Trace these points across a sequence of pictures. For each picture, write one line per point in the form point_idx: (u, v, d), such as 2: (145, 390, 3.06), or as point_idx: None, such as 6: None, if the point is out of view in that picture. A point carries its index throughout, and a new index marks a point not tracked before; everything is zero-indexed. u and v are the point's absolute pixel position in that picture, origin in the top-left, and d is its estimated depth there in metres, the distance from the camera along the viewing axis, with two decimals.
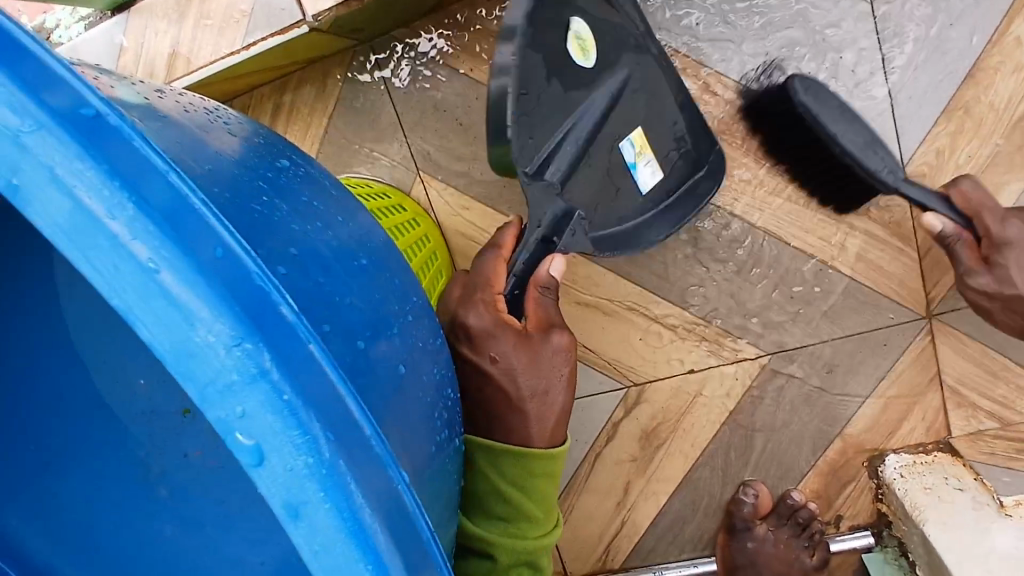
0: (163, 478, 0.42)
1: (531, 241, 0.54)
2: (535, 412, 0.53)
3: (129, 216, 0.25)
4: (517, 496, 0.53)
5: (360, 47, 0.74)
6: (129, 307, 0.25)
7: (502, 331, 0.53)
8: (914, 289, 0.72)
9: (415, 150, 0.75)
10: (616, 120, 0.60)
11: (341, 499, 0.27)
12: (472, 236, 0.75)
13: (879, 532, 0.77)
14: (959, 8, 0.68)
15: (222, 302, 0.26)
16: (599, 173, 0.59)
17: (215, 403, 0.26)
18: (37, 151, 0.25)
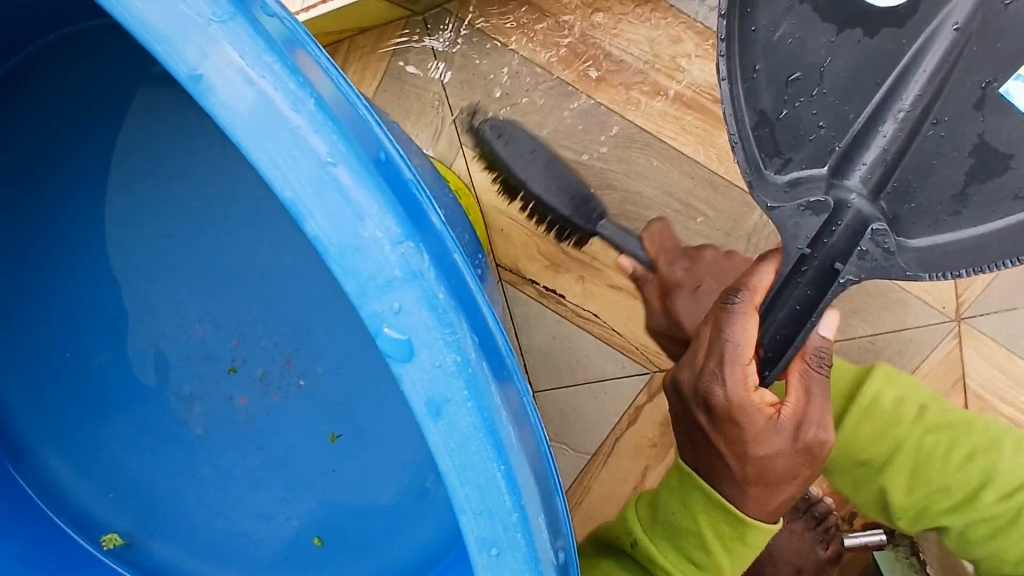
0: (202, 419, 0.55)
1: (809, 270, 0.48)
2: (758, 494, 0.48)
3: (308, 107, 0.28)
4: (719, 551, 0.50)
5: (413, 19, 0.75)
6: (298, 195, 0.28)
7: (755, 418, 0.46)
8: (943, 292, 0.72)
9: (459, 123, 0.75)
10: (987, 52, 0.47)
11: (480, 399, 0.29)
12: (511, 214, 0.77)
13: (891, 531, 0.79)
14: None
15: (386, 198, 0.29)
16: (946, 158, 0.48)
17: (374, 297, 0.28)
18: (224, 39, 0.27)
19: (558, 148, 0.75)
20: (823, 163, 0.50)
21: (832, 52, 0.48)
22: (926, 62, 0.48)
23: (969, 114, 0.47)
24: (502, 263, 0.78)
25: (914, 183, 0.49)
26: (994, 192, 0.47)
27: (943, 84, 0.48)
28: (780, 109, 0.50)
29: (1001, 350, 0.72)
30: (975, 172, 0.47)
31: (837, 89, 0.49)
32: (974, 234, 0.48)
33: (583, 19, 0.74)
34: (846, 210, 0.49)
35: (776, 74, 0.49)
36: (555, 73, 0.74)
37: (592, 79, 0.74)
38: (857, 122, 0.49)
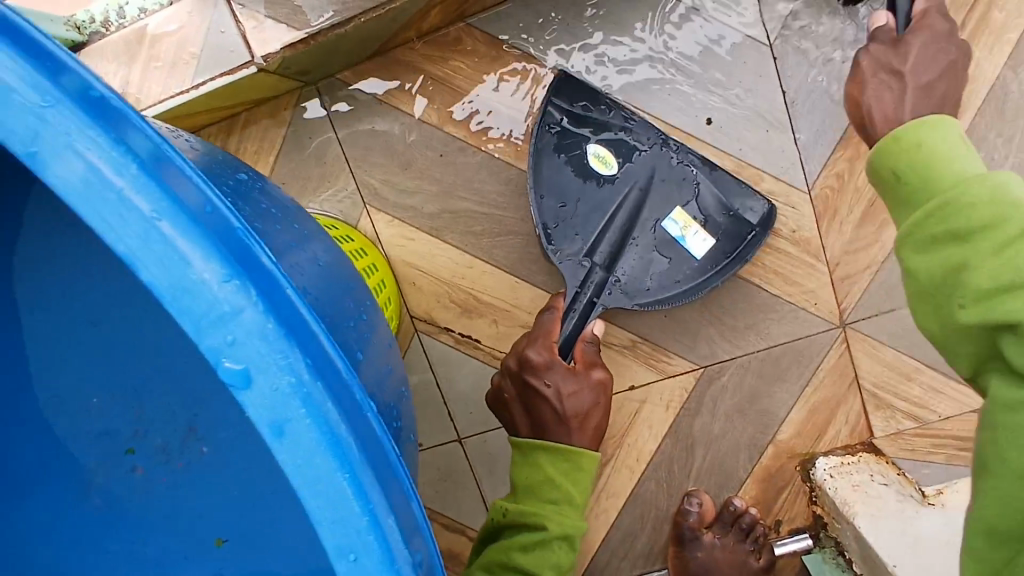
0: (99, 490, 0.52)
1: (579, 305, 0.70)
2: (578, 425, 0.68)
3: (135, 177, 0.32)
4: (567, 484, 0.66)
5: (307, 89, 0.78)
6: (134, 250, 0.31)
7: (555, 368, 0.68)
8: (828, 302, 0.77)
9: (362, 186, 0.78)
10: (653, 203, 0.71)
11: (319, 414, 0.33)
12: (420, 267, 0.79)
13: (816, 534, 0.82)
14: (850, 44, 0.74)
15: (210, 246, 0.32)
16: (647, 248, 0.71)
17: (208, 331, 0.32)
18: (61, 127, 0.31)
19: (458, 201, 0.78)
20: (580, 245, 0.71)
21: (560, 164, 0.72)
22: (625, 195, 0.72)
23: (651, 230, 0.71)
24: (416, 315, 0.80)
25: (629, 270, 0.71)
26: (667, 276, 0.71)
27: (617, 182, 0.72)
28: (563, 211, 0.72)
29: (887, 350, 0.78)
30: (657, 266, 0.71)
31: (586, 201, 0.72)
32: (671, 294, 0.71)
33: (466, 77, 0.76)
34: (594, 274, 0.71)
35: (551, 182, 0.71)
36: (447, 131, 0.77)
37: (481, 131, 0.77)
38: (617, 223, 0.71)
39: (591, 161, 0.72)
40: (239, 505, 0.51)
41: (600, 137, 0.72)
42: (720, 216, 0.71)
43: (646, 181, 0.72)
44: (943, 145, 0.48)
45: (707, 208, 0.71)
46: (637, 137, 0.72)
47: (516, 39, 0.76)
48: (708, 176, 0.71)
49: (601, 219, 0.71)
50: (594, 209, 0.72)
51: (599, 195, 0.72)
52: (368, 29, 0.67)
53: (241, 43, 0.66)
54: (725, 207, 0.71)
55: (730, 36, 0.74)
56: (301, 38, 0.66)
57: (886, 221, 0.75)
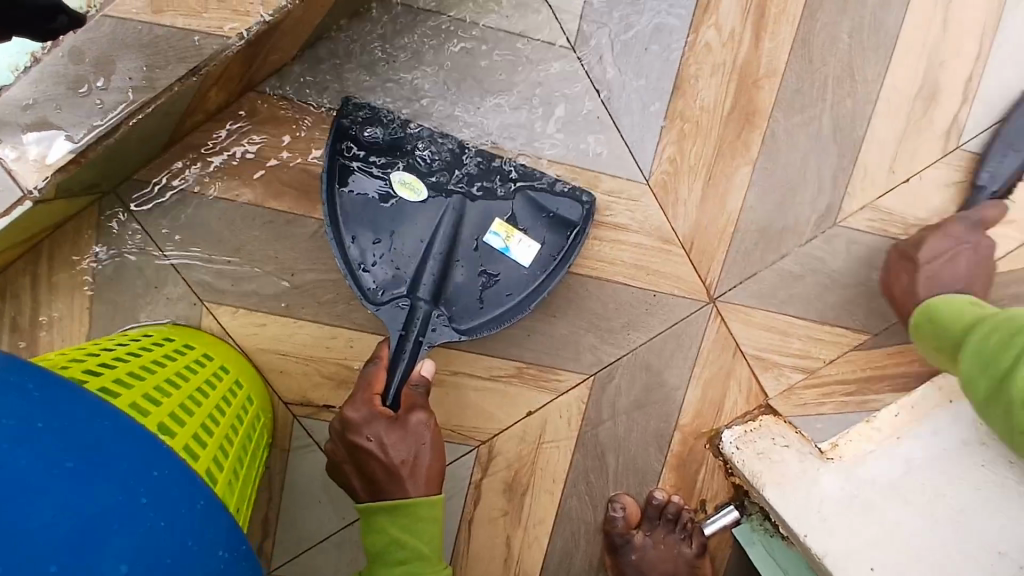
0: None
1: (405, 347, 0.65)
2: (409, 475, 0.62)
3: None
4: (413, 539, 0.61)
5: (107, 197, 0.72)
6: None
7: (376, 421, 0.63)
8: (694, 283, 0.77)
9: (194, 283, 0.73)
10: (469, 221, 0.68)
11: None
12: (281, 349, 0.75)
13: (741, 503, 0.83)
14: (648, 30, 0.73)
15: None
16: (470, 269, 0.68)
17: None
18: None
19: (300, 274, 0.74)
20: (401, 282, 0.67)
21: (362, 199, 0.67)
22: (437, 220, 0.68)
23: (472, 251, 0.68)
24: (290, 400, 0.76)
25: (455, 297, 0.68)
26: (497, 292, 0.68)
27: (425, 208, 0.68)
28: (375, 252, 0.67)
29: (760, 314, 0.78)
30: (485, 285, 0.68)
31: (399, 232, 0.67)
32: (503, 311, 0.68)
33: (273, 146, 0.72)
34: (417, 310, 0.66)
35: (359, 219, 0.67)
36: (268, 206, 0.72)
37: (303, 198, 0.73)
38: (435, 251, 0.68)
39: (394, 187, 0.68)
40: None
41: (404, 163, 0.68)
42: (540, 219, 0.69)
43: (454, 202, 0.68)
44: (956, 314, 0.66)
45: (525, 215, 0.69)
46: (441, 157, 0.69)
47: (314, 96, 0.72)
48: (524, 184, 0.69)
49: (416, 251, 0.67)
50: (407, 241, 0.68)
51: (410, 223, 0.68)
52: (138, 127, 0.62)
53: (9, 179, 0.59)
54: (543, 211, 0.69)
55: (533, 46, 0.72)
56: (70, 158, 0.60)
57: (727, 192, 0.76)
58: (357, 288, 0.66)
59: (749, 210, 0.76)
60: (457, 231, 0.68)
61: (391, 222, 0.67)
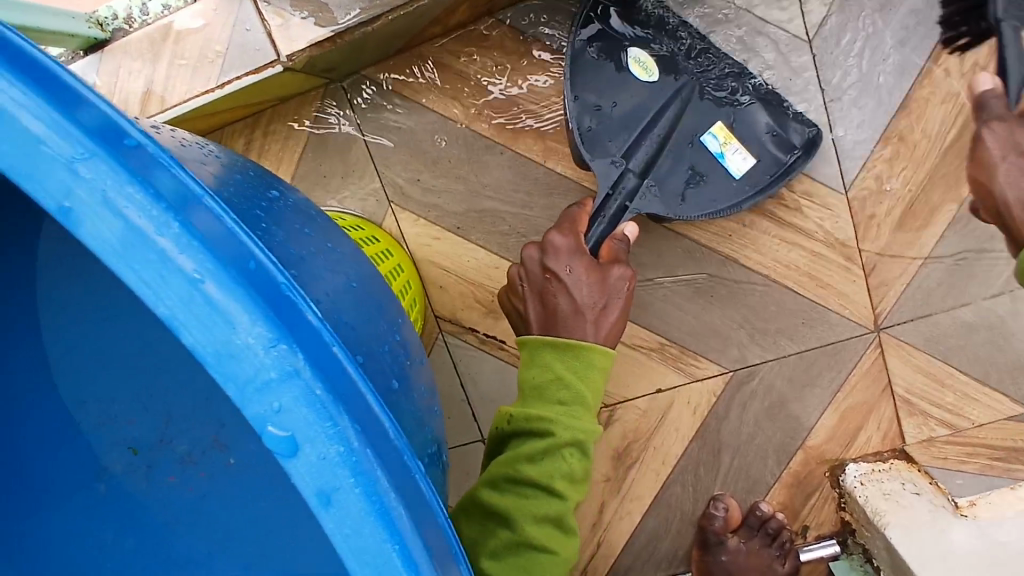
0: (108, 478, 0.50)
1: (609, 208, 0.66)
2: (593, 320, 0.61)
3: (175, 234, 0.30)
4: (578, 383, 0.59)
5: (333, 86, 0.76)
6: (174, 315, 0.29)
7: (576, 256, 0.63)
8: (863, 307, 0.76)
9: (387, 183, 0.77)
10: (692, 116, 0.69)
11: (368, 482, 0.30)
12: (445, 266, 0.78)
13: (844, 540, 0.81)
14: (891, 42, 0.73)
15: (250, 303, 0.30)
16: (682, 160, 0.69)
17: (253, 400, 0.30)
18: (91, 180, 0.29)
19: (484, 199, 0.77)
20: (616, 150, 0.68)
21: (600, 63, 0.69)
22: (664, 108, 0.69)
23: (687, 146, 0.69)
24: (441, 315, 0.78)
25: (662, 179, 0.69)
26: (701, 191, 0.69)
27: (654, 90, 0.69)
28: (598, 116, 0.69)
29: (921, 355, 0.76)
30: (691, 181, 0.69)
31: (622, 105, 0.69)
32: (701, 209, 0.68)
33: (495, 74, 0.75)
34: (625, 177, 0.67)
35: (592, 83, 0.69)
36: (474, 129, 0.76)
37: (509, 128, 0.75)
38: (655, 130, 0.69)
39: (631, 60, 0.69)
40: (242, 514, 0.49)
41: (643, 42, 0.70)
42: (762, 135, 0.69)
43: (684, 94, 0.69)
44: None
45: (747, 127, 0.69)
46: (681, 47, 0.70)
47: (546, 34, 0.75)
48: (755, 99, 0.70)
49: (636, 124, 0.69)
50: (631, 115, 0.69)
51: (637, 97, 0.69)
52: (393, 27, 0.66)
53: (267, 41, 0.65)
54: (770, 127, 0.70)
55: (771, 33, 0.73)
56: (328, 36, 0.64)
57: (923, 226, 0.74)
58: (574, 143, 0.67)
59: (942, 248, 0.74)
60: (681, 122, 0.69)
61: (621, 91, 0.69)
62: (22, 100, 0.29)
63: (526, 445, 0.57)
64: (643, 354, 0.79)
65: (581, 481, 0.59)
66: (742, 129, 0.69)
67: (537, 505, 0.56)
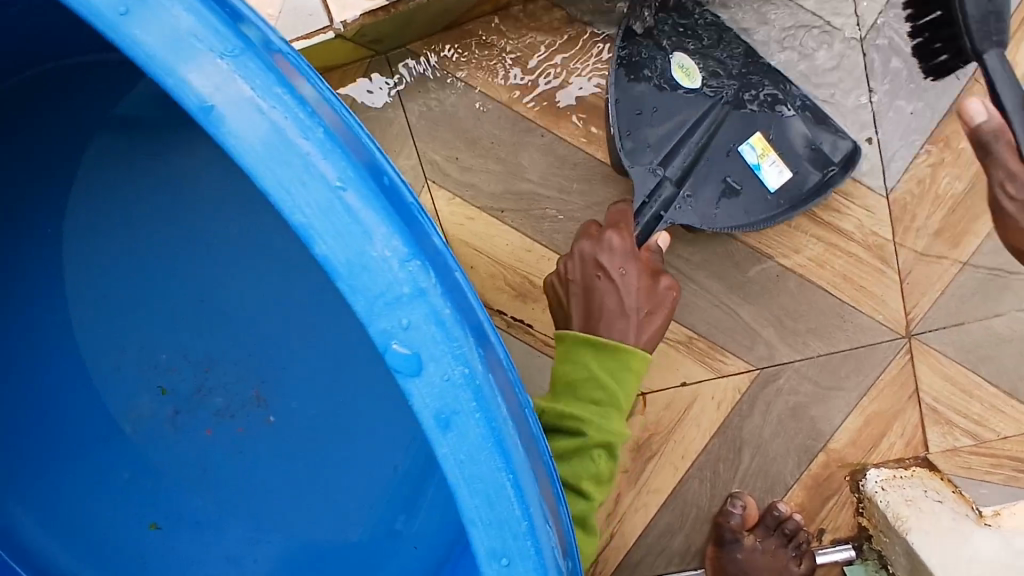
0: (136, 423, 0.57)
1: (644, 215, 0.67)
2: (637, 324, 0.60)
3: (319, 141, 0.33)
4: (613, 383, 0.57)
5: (377, 58, 0.76)
6: (315, 223, 0.32)
7: (630, 260, 0.61)
8: (895, 312, 0.75)
9: (424, 160, 0.77)
10: (731, 126, 0.70)
11: (486, 409, 0.34)
12: (478, 247, 0.77)
13: (859, 546, 0.81)
14: None
15: (388, 219, 0.33)
16: (717, 172, 0.70)
17: (382, 313, 0.33)
18: (241, 80, 0.32)
19: (521, 182, 0.76)
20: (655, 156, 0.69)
21: (650, 66, 0.70)
22: (707, 117, 0.70)
23: (725, 158, 0.70)
24: None
25: (697, 190, 0.69)
26: (734, 204, 0.70)
27: (692, 100, 0.70)
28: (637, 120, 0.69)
29: (951, 363, 0.76)
30: (725, 194, 0.70)
31: (662, 113, 0.70)
32: (734, 223, 0.69)
33: (542, 56, 0.75)
34: (661, 187, 0.68)
35: (631, 87, 0.70)
36: (517, 110, 0.75)
37: (552, 111, 0.75)
38: (699, 140, 0.70)
39: (675, 66, 0.70)
40: (265, 470, 0.57)
41: (687, 50, 0.71)
42: (802, 144, 0.70)
43: (723, 101, 0.70)
44: None
45: (783, 140, 0.70)
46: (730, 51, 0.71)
47: (595, 19, 0.74)
48: (799, 111, 0.70)
49: (681, 131, 0.70)
50: (671, 121, 0.70)
51: (677, 105, 0.70)
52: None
53: (320, 7, 0.65)
54: (810, 138, 0.70)
55: (822, 30, 0.73)
56: (383, 5, 0.64)
57: (962, 233, 0.74)
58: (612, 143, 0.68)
59: (978, 257, 0.74)
60: (719, 132, 0.70)
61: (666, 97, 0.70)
62: (182, 5, 0.32)
63: (562, 440, 0.58)
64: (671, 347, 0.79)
65: (607, 482, 0.58)
66: (781, 141, 0.70)
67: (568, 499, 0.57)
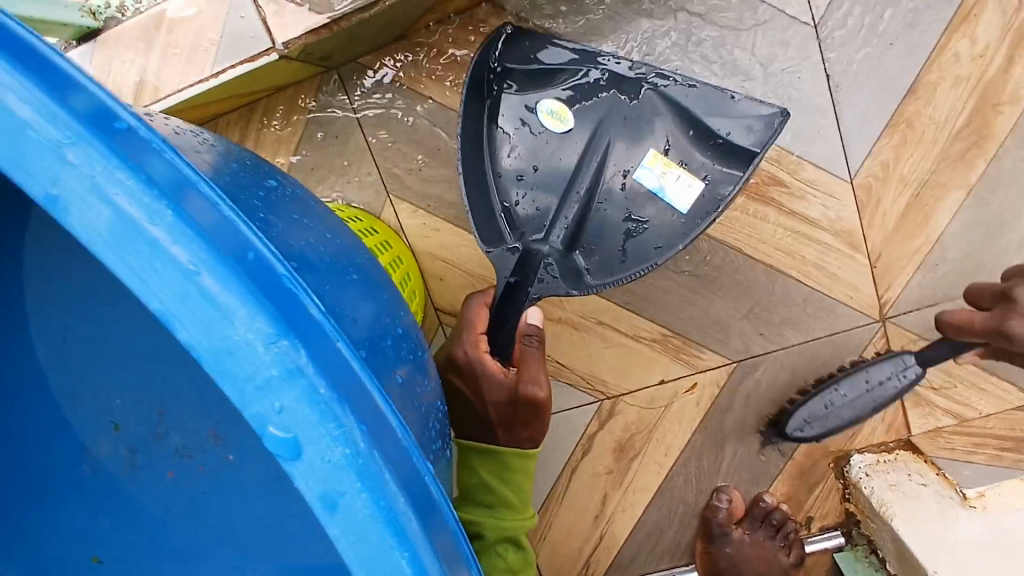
0: (95, 461, 0.48)
1: (516, 295, 0.61)
2: (505, 431, 0.64)
3: (166, 222, 0.29)
4: (500, 488, 0.63)
5: (329, 73, 0.75)
6: (169, 308, 0.29)
7: (478, 371, 0.63)
8: (868, 296, 0.75)
9: (385, 174, 0.76)
10: (614, 159, 0.63)
11: (376, 489, 0.30)
12: (445, 258, 0.77)
13: (848, 531, 0.80)
14: (899, 25, 0.71)
15: (246, 295, 0.30)
16: (615, 214, 0.63)
17: (253, 399, 0.30)
18: (79, 165, 0.29)
19: None
20: (533, 222, 0.63)
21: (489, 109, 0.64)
22: (585, 154, 0.64)
23: (618, 195, 0.63)
24: (441, 308, 0.77)
25: (590, 241, 0.63)
26: (643, 242, 0.63)
27: (589, 139, 0.63)
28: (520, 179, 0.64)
29: (928, 344, 0.75)
30: (629, 231, 0.63)
31: (534, 164, 0.64)
32: (642, 266, 0.62)
33: None
34: (535, 255, 0.62)
35: (507, 141, 0.64)
36: None
37: None
38: (557, 185, 0.63)
39: (533, 103, 0.64)
40: (221, 509, 0.48)
41: (544, 85, 0.64)
42: (707, 153, 0.62)
43: (626, 120, 0.63)
44: None
45: (687, 150, 0.63)
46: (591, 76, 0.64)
47: (545, 20, 0.73)
48: (711, 128, 0.62)
49: (530, 180, 0.64)
50: (543, 169, 0.64)
51: (545, 153, 0.64)
52: (390, 12, 0.65)
53: (262, 30, 0.63)
54: (714, 141, 0.62)
55: (777, 17, 0.72)
56: (325, 23, 0.63)
57: (932, 213, 0.73)
58: (475, 217, 0.62)
59: (949, 236, 0.73)
60: (603, 170, 0.63)
61: (501, 138, 0.64)
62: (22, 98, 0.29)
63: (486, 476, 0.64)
64: (645, 345, 0.79)
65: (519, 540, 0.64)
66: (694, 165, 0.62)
67: (492, 522, 0.62)
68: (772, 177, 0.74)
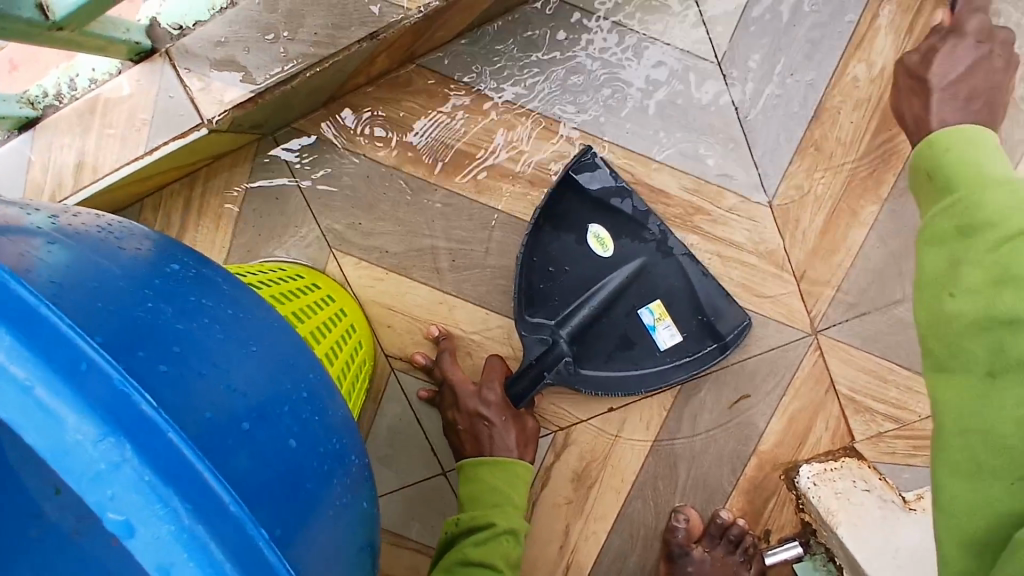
0: None
1: (530, 368, 0.73)
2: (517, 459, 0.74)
3: (6, 345, 0.30)
4: (510, 492, 0.72)
5: (265, 140, 0.78)
6: (12, 418, 0.30)
7: (502, 409, 0.74)
8: (798, 312, 0.78)
9: (326, 231, 0.79)
10: (634, 291, 0.75)
11: (204, 558, 0.30)
12: (391, 306, 0.79)
13: (806, 541, 0.82)
14: (798, 56, 0.75)
15: (79, 401, 0.30)
16: (614, 331, 0.75)
17: (91, 491, 0.30)
18: None
19: (422, 238, 0.78)
20: (559, 317, 0.74)
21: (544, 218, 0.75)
22: (609, 280, 0.74)
23: (622, 319, 0.75)
24: (391, 353, 0.80)
25: (591, 344, 0.75)
26: (627, 358, 0.75)
27: (619, 270, 0.75)
28: (556, 281, 0.75)
29: (861, 354, 0.78)
30: (620, 347, 0.75)
31: (572, 272, 0.75)
32: (619, 378, 0.75)
33: (421, 117, 0.77)
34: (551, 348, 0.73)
35: (555, 247, 0.75)
36: (406, 171, 0.78)
37: (439, 168, 0.77)
38: (581, 295, 0.75)
39: (588, 230, 0.75)
40: None
41: (601, 217, 0.75)
42: (694, 317, 0.75)
43: (648, 264, 0.75)
44: None
45: (682, 304, 0.75)
46: (638, 227, 0.75)
47: (465, 75, 0.77)
48: (703, 289, 0.75)
49: (568, 283, 0.75)
50: (576, 280, 0.75)
51: (587, 268, 0.75)
52: (311, 83, 0.68)
53: (191, 107, 0.67)
54: (700, 311, 0.75)
55: (683, 57, 0.76)
56: (249, 97, 0.67)
57: (849, 227, 0.76)
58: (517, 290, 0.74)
59: (868, 249, 0.76)
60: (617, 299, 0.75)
61: (559, 248, 0.75)
62: None
63: (493, 481, 0.72)
64: None
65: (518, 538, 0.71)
66: (668, 292, 0.75)
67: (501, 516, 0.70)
68: (694, 207, 0.77)
